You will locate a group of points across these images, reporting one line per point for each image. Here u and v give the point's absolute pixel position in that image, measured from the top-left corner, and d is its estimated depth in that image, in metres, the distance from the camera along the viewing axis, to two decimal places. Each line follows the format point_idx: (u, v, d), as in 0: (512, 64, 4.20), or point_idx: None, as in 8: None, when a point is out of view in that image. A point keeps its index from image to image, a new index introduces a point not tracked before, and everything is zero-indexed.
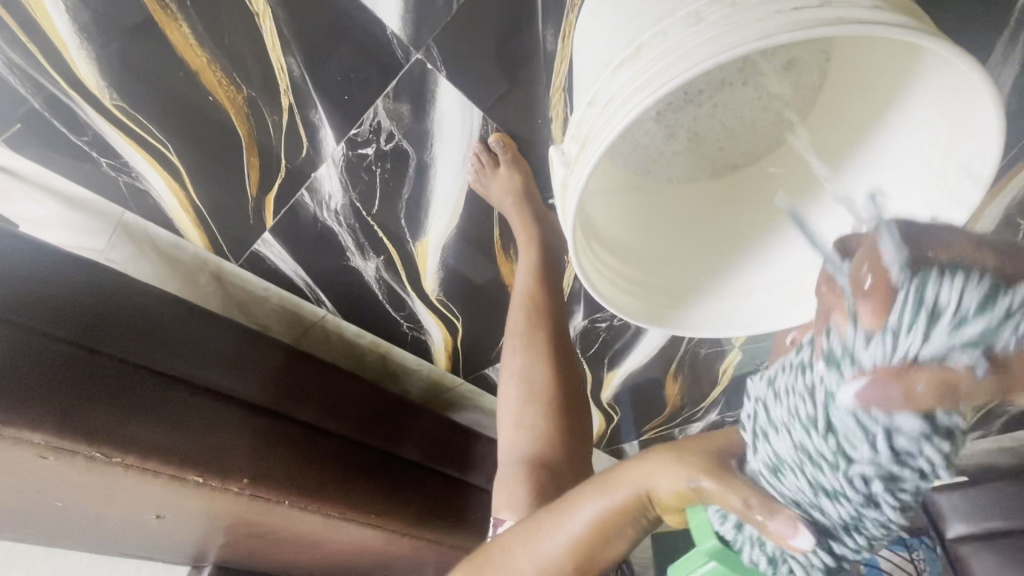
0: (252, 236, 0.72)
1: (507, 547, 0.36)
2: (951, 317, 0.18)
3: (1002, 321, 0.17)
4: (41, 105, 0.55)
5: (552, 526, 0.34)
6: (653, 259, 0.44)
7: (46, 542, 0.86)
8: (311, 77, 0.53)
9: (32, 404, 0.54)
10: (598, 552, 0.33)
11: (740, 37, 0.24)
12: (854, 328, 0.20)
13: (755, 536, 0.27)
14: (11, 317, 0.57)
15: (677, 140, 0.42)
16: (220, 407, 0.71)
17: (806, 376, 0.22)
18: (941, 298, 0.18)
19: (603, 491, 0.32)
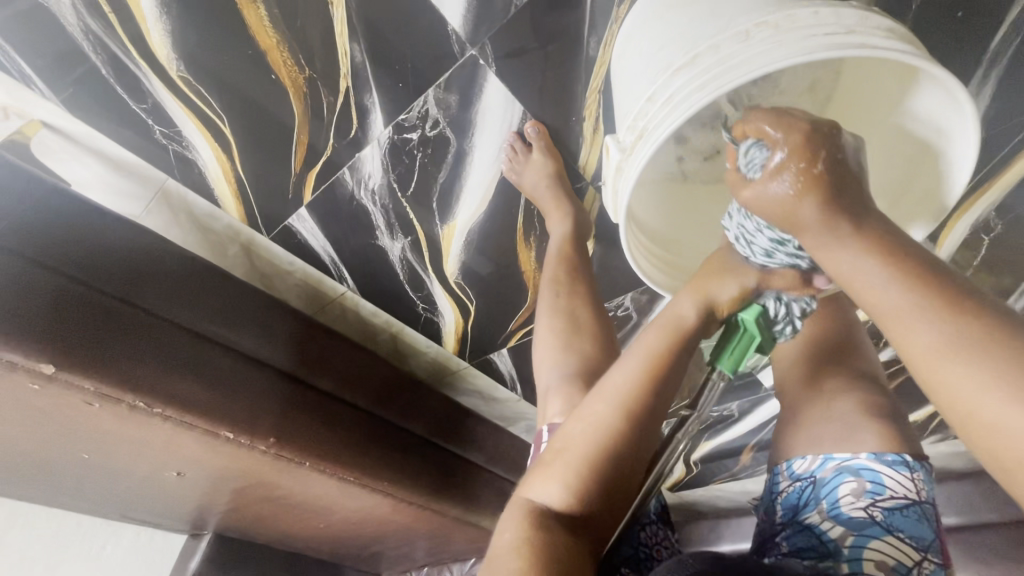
0: (287, 211, 0.75)
1: (601, 389, 0.49)
2: (750, 160, 0.39)
3: (754, 156, 0.39)
4: (108, 71, 0.59)
5: (634, 353, 0.49)
6: (675, 241, 0.53)
7: (51, 502, 0.87)
8: (371, 64, 0.58)
9: (84, 351, 0.58)
10: (674, 359, 0.48)
11: (783, 54, 0.31)
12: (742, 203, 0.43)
13: (780, 300, 0.47)
14: (62, 269, 0.60)
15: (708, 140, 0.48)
16: (250, 369, 0.74)
17: (743, 225, 0.46)
18: (750, 157, 0.39)
19: (653, 330, 0.50)
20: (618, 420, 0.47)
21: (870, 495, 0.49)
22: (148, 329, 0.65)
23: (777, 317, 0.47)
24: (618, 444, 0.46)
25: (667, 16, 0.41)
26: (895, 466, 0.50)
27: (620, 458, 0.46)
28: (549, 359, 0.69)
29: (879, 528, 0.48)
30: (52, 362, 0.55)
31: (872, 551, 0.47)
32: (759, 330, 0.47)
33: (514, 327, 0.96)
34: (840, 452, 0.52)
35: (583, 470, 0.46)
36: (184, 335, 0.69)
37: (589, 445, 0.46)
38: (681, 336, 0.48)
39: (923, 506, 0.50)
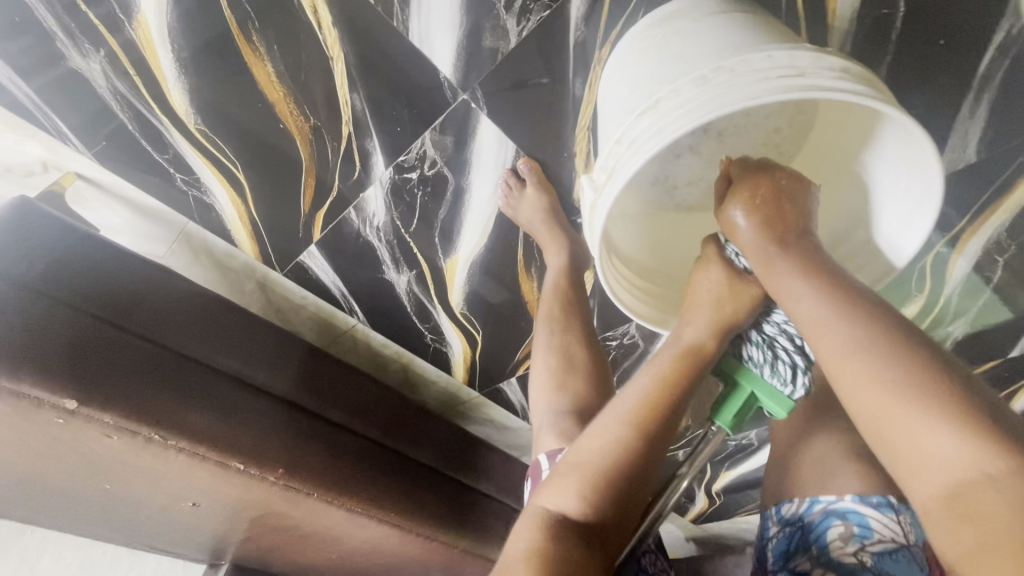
0: (297, 249, 0.79)
1: (616, 404, 0.48)
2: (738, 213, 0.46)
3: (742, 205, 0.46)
4: (132, 124, 0.64)
5: (643, 370, 0.49)
6: (657, 271, 0.54)
7: (78, 531, 0.91)
8: (371, 110, 0.61)
9: (105, 386, 0.61)
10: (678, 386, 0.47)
11: (738, 94, 0.32)
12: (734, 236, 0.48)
13: (756, 342, 0.48)
14: (87, 308, 0.65)
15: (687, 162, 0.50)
16: (261, 400, 0.77)
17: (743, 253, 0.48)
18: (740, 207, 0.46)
19: (666, 355, 0.49)
20: (631, 433, 0.45)
21: (858, 539, 0.48)
22: (165, 364, 0.68)
23: (757, 362, 0.47)
24: (632, 458, 0.45)
25: (638, 62, 0.43)
26: (880, 508, 0.49)
27: (636, 474, 0.45)
28: (548, 389, 0.69)
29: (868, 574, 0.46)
30: (75, 398, 0.58)
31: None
32: (747, 378, 0.48)
33: (520, 357, 0.97)
34: (826, 495, 0.52)
35: (598, 481, 0.44)
36: (201, 369, 0.72)
37: (605, 459, 0.45)
38: (693, 365, 0.47)
39: (914, 551, 0.48)
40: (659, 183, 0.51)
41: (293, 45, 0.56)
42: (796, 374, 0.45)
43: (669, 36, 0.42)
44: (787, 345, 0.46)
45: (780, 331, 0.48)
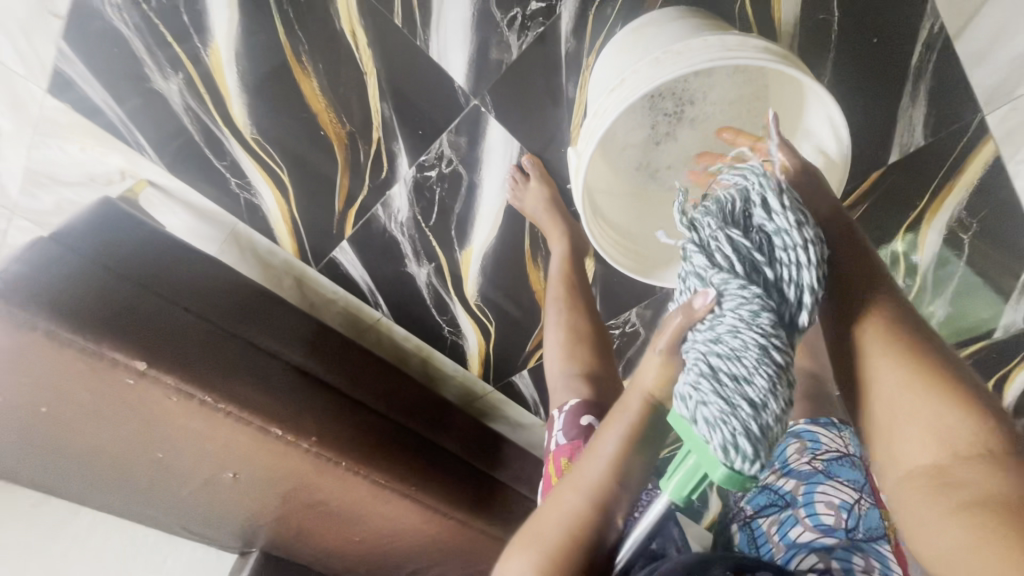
0: (331, 245, 0.90)
1: (572, 476, 0.50)
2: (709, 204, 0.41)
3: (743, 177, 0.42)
4: (197, 133, 0.76)
5: (596, 441, 0.50)
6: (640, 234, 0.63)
7: (126, 512, 0.99)
8: (398, 117, 0.73)
9: (169, 353, 0.71)
10: (626, 457, 0.48)
11: (671, 68, 0.44)
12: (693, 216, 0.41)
13: (686, 396, 0.38)
14: (156, 290, 0.76)
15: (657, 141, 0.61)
16: (298, 378, 0.86)
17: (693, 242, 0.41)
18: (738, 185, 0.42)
19: (613, 423, 0.48)
20: (586, 507, 0.47)
21: (811, 451, 0.60)
22: (218, 340, 0.78)
23: (683, 417, 0.39)
24: (586, 529, 0.47)
25: (613, 63, 0.54)
26: (826, 427, 0.62)
27: (588, 542, 0.47)
28: (553, 360, 0.76)
29: (821, 475, 0.57)
30: (145, 360, 0.68)
31: (820, 493, 0.56)
32: (689, 439, 0.39)
33: (531, 348, 1.05)
34: (787, 422, 0.63)
35: (551, 557, 0.46)
36: (247, 347, 0.82)
37: (559, 532, 0.47)
38: (637, 430, 0.47)
39: (853, 459, 0.60)
40: (644, 166, 0.62)
41: (334, 63, 0.68)
42: (714, 433, 0.36)
43: (635, 41, 0.53)
44: (726, 400, 0.36)
45: (697, 374, 0.38)
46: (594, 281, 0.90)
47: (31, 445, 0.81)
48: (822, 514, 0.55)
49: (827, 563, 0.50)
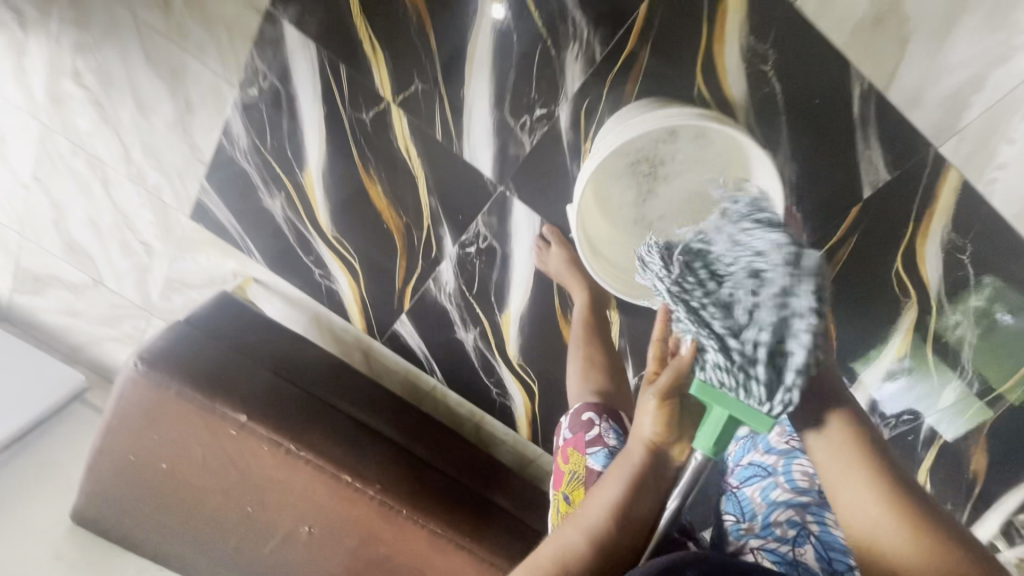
0: (393, 320, 1.06)
1: (579, 512, 0.58)
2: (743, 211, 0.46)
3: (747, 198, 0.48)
4: (293, 236, 0.99)
5: (602, 485, 0.58)
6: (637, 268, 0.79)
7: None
8: (441, 206, 0.92)
9: (263, 408, 0.87)
10: (627, 500, 0.55)
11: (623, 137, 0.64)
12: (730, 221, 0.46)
13: (721, 366, 0.44)
14: (257, 360, 0.94)
15: (648, 198, 0.77)
16: (366, 434, 0.98)
17: (734, 235, 0.45)
18: (746, 203, 0.47)
19: (615, 470, 0.57)
20: (584, 541, 0.55)
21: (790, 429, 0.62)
22: (301, 400, 0.93)
23: (727, 387, 0.45)
24: (582, 560, 0.54)
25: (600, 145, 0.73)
26: None
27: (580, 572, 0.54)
28: (586, 400, 0.84)
29: (799, 450, 0.60)
30: (245, 413, 0.85)
31: (798, 465, 0.59)
32: (718, 402, 0.46)
33: None
34: None
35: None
36: (323, 407, 0.96)
37: (556, 557, 0.55)
38: (637, 479, 0.55)
39: None
40: (640, 219, 0.77)
41: (393, 172, 0.90)
42: (771, 397, 0.42)
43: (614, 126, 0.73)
44: (785, 369, 0.41)
45: (754, 347, 0.42)
46: (623, 334, 0.98)
47: (152, 500, 0.97)
48: (798, 480, 0.58)
49: (802, 517, 0.55)
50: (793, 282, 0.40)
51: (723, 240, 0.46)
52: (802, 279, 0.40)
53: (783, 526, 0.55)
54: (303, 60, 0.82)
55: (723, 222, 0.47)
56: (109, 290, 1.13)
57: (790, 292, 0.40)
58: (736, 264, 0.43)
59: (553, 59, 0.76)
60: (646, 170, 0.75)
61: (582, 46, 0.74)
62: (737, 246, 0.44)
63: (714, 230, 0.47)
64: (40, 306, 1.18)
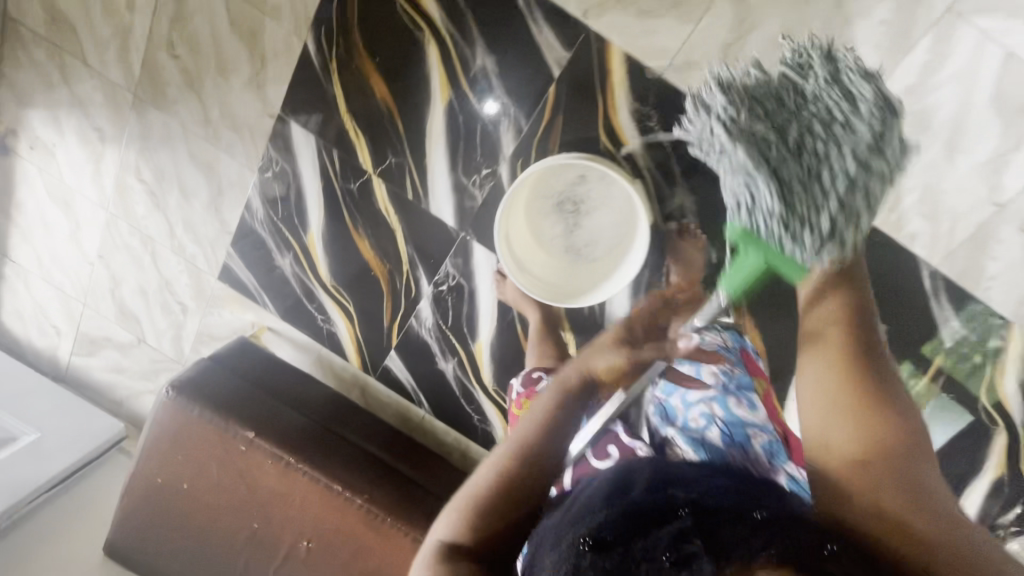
0: (384, 355, 1.23)
1: (513, 433, 0.64)
2: (841, 62, 0.61)
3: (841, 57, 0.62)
4: (299, 287, 1.20)
5: (535, 410, 0.64)
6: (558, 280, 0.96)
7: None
8: (416, 253, 1.12)
9: (268, 426, 1.03)
10: (560, 418, 0.62)
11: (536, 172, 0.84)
12: (819, 74, 0.61)
13: (778, 226, 0.62)
14: (267, 390, 1.11)
15: (568, 228, 0.95)
16: (358, 452, 1.10)
17: (807, 71, 0.61)
18: (848, 59, 0.62)
19: (548, 394, 0.64)
20: (517, 458, 0.61)
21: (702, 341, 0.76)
22: (301, 423, 1.09)
23: (779, 236, 0.62)
24: (515, 476, 0.60)
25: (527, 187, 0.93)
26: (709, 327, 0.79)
27: (514, 485, 0.60)
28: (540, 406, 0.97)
29: (709, 358, 0.74)
30: (252, 430, 1.01)
31: (706, 367, 0.73)
32: (754, 247, 0.66)
33: None
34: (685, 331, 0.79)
35: (481, 490, 0.60)
36: (320, 429, 1.10)
37: (491, 475, 0.61)
38: (553, 430, 0.62)
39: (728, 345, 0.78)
40: (570, 248, 0.95)
41: (376, 228, 1.11)
42: (820, 247, 0.60)
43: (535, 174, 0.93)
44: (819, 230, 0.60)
45: (821, 193, 0.60)
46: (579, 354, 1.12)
47: (174, 523, 1.10)
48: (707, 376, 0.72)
49: (711, 408, 0.69)
50: (870, 152, 0.58)
51: (833, 86, 0.60)
52: (881, 92, 0.60)
53: (698, 418, 0.68)
54: (306, 148, 1.07)
55: (847, 68, 0.61)
56: (150, 347, 1.34)
57: (864, 120, 0.59)
58: (818, 122, 0.59)
59: (490, 131, 0.99)
60: (563, 205, 0.94)
61: (511, 120, 0.97)
62: (836, 104, 0.60)
63: (818, 77, 0.61)
64: (93, 365, 1.40)
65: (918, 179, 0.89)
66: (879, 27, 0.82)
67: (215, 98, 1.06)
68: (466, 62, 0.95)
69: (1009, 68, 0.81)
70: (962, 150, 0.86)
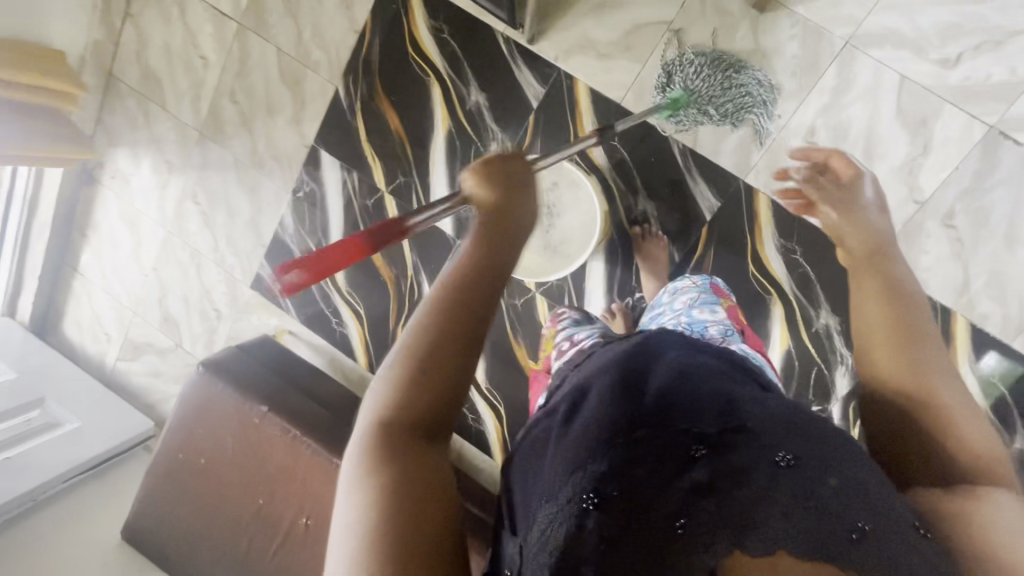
0: (388, 356, 1.36)
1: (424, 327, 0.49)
2: (707, 57, 0.99)
3: (683, 50, 1.02)
4: (319, 293, 1.37)
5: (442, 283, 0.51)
6: (542, 265, 1.13)
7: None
8: (420, 260, 1.29)
9: (280, 404, 1.16)
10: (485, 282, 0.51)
11: None
12: (674, 56, 1.02)
13: (686, 116, 1.00)
14: (284, 377, 1.26)
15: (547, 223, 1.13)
16: (359, 437, 1.20)
17: (671, 63, 1.01)
18: (701, 53, 1.00)
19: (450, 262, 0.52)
20: (444, 356, 0.48)
21: (674, 289, 0.90)
22: (310, 406, 1.21)
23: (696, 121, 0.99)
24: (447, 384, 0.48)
25: None
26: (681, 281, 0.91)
27: (449, 393, 0.48)
28: None
29: (678, 295, 0.87)
30: (266, 406, 1.15)
31: (680, 297, 0.86)
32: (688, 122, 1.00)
33: None
34: (668, 285, 0.93)
35: (413, 419, 0.47)
36: (326, 415, 1.22)
37: (419, 389, 0.48)
38: (457, 347, 0.48)
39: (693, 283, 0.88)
40: (548, 246, 1.12)
41: None
42: (714, 119, 0.99)
43: None
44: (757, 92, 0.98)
45: (710, 110, 0.98)
46: None
47: (187, 500, 1.20)
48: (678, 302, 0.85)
49: (679, 318, 0.81)
50: (725, 75, 0.97)
51: (674, 57, 1.02)
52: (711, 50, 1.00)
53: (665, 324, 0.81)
54: (332, 171, 1.29)
55: (679, 55, 1.01)
56: (185, 351, 1.51)
57: (704, 63, 0.98)
58: (688, 75, 0.98)
59: (482, 152, 1.19)
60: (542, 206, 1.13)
61: (499, 143, 1.17)
62: (691, 70, 0.98)
63: (684, 68, 0.98)
64: (134, 370, 1.57)
65: None
66: (792, 59, 1.01)
67: (263, 134, 1.32)
68: (462, 98, 1.17)
69: (905, 87, 0.98)
70: (879, 156, 1.01)
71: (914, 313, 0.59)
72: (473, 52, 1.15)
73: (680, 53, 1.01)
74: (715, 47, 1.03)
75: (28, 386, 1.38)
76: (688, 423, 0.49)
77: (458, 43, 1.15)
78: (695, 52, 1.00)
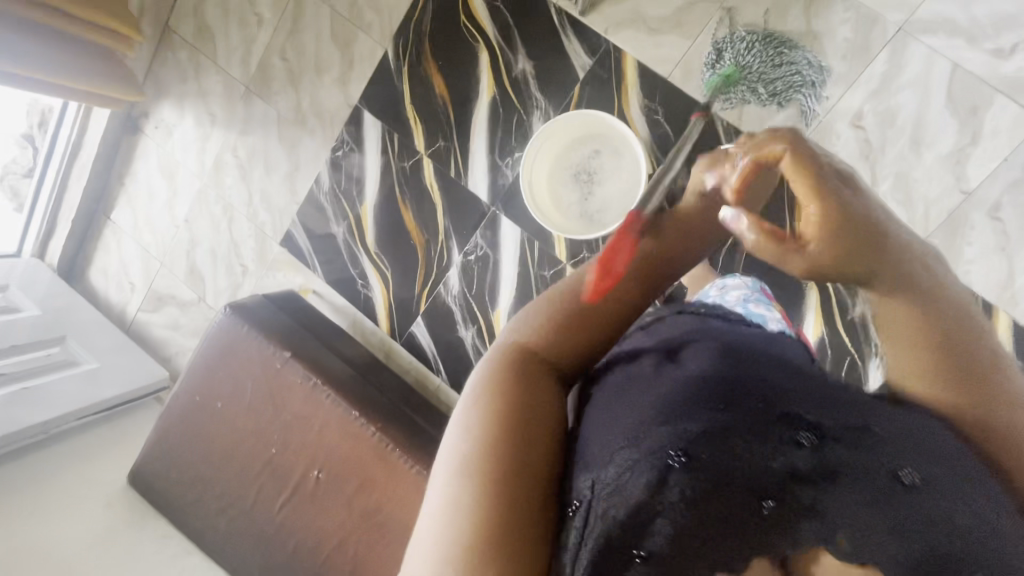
0: (411, 322, 1.35)
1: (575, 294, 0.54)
2: (757, 36, 0.99)
3: (733, 30, 1.03)
4: (346, 253, 1.37)
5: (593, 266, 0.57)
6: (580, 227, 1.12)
7: (218, 552, 1.18)
8: (452, 225, 1.29)
9: (302, 352, 1.15)
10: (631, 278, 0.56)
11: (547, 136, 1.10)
12: (723, 36, 1.03)
13: (735, 91, 0.98)
14: (307, 329, 1.25)
15: (587, 187, 1.12)
16: (378, 395, 1.18)
17: (721, 42, 1.02)
18: (751, 32, 1.01)
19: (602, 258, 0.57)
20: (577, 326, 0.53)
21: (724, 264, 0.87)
22: (330, 359, 1.20)
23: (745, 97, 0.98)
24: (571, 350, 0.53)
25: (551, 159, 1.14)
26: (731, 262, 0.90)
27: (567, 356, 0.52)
28: None
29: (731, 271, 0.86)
30: (289, 352, 1.14)
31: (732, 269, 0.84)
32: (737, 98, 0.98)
33: None
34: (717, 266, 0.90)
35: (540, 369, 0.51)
36: (347, 369, 1.20)
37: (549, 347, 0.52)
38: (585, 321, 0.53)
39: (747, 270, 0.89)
40: (585, 212, 1.12)
41: (420, 203, 1.30)
42: (764, 97, 0.98)
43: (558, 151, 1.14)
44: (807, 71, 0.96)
45: (761, 86, 0.97)
46: None
47: (199, 443, 1.18)
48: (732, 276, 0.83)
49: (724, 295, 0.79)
50: (776, 53, 0.97)
51: (724, 36, 1.03)
52: (764, 30, 1.00)
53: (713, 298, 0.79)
54: (373, 132, 1.31)
55: (730, 34, 1.02)
56: (207, 306, 1.51)
57: (754, 42, 0.98)
58: (737, 52, 0.98)
59: (524, 121, 1.20)
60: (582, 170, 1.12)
61: (542, 113, 1.19)
62: (742, 47, 0.98)
63: (734, 46, 0.99)
64: (154, 322, 1.57)
65: (891, 168, 1.03)
66: (844, 43, 1.02)
67: (309, 93, 1.34)
68: (510, 66, 1.19)
69: (957, 76, 0.98)
70: (926, 144, 1.01)
71: (906, 264, 0.47)
72: (524, 22, 1.17)
73: (730, 32, 1.02)
74: (766, 27, 1.04)
75: (51, 323, 1.38)
76: (798, 409, 0.45)
77: (510, 13, 1.18)
78: (746, 31, 1.01)
